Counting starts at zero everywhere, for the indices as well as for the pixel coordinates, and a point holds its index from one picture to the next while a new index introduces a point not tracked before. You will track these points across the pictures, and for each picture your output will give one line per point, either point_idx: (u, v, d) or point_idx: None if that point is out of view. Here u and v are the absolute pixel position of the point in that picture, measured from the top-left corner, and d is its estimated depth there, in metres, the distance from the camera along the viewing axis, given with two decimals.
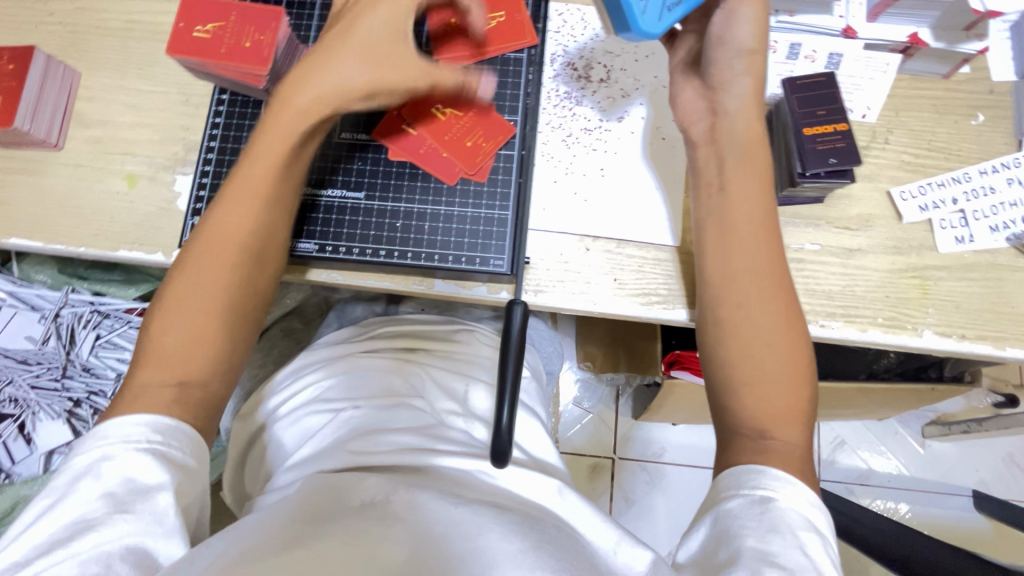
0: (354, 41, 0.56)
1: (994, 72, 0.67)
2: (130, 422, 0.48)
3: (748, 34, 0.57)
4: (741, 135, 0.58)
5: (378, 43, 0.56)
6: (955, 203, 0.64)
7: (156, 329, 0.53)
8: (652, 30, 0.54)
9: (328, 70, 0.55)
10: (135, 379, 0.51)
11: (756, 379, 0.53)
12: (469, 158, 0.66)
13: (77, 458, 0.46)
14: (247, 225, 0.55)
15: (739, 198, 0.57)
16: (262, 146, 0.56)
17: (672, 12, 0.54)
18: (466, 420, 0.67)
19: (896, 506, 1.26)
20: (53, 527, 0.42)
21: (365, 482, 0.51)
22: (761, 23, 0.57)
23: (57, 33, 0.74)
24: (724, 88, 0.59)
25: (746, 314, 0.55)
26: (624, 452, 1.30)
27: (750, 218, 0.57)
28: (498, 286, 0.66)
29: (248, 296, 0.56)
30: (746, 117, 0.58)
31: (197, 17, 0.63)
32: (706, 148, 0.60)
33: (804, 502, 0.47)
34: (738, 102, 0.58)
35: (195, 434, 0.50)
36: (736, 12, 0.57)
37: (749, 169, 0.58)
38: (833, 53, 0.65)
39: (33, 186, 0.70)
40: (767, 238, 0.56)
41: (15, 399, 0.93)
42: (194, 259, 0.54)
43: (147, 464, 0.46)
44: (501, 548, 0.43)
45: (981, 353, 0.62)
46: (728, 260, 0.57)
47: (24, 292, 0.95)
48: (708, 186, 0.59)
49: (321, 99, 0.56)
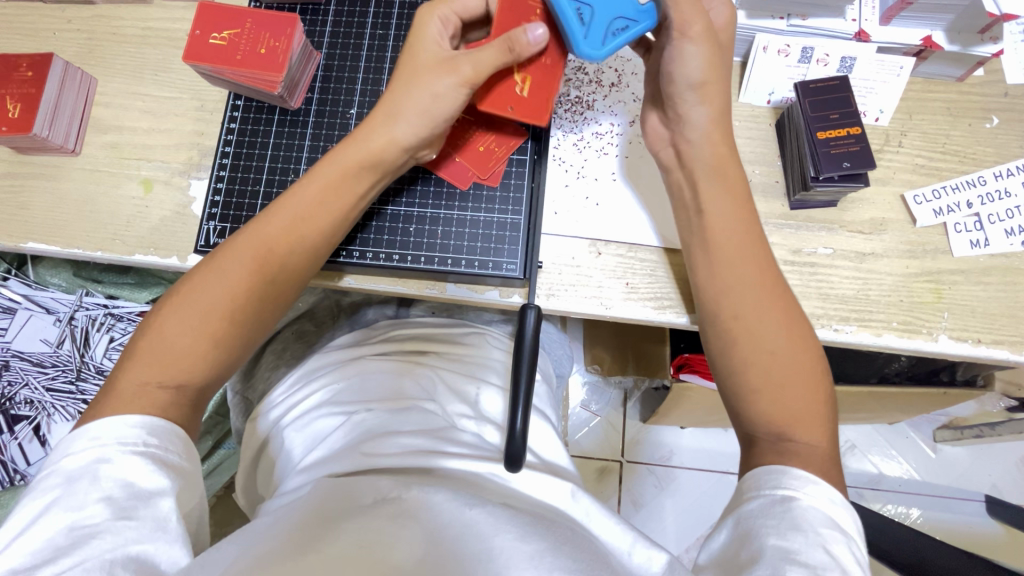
0: (416, 66, 0.58)
1: (1009, 74, 0.66)
2: (126, 423, 0.48)
3: (696, 69, 0.56)
4: (707, 159, 0.58)
5: (437, 62, 0.58)
6: (970, 206, 0.63)
7: (160, 323, 0.53)
8: (593, 54, 0.57)
9: (397, 95, 0.58)
10: (127, 379, 0.51)
11: (767, 384, 0.53)
12: (477, 163, 0.66)
13: (66, 461, 0.46)
14: (284, 239, 0.56)
15: (715, 219, 0.57)
16: (319, 167, 0.59)
17: (616, 36, 0.57)
18: (476, 422, 0.68)
19: (908, 511, 1.25)
20: (51, 532, 0.42)
21: (378, 482, 0.51)
22: (711, 57, 0.56)
23: (74, 40, 0.75)
24: (682, 121, 0.59)
25: (744, 325, 0.54)
26: (632, 455, 1.30)
27: (727, 238, 0.57)
28: (510, 290, 0.66)
29: (255, 314, 0.55)
30: (710, 141, 0.58)
31: (212, 25, 0.64)
32: (677, 171, 0.61)
33: (826, 501, 0.47)
34: (697, 132, 0.58)
35: (186, 436, 0.51)
36: (682, 49, 0.56)
37: (721, 191, 0.57)
38: (845, 57, 0.64)
39: (50, 191, 0.71)
40: (748, 257, 0.56)
41: (30, 401, 0.94)
42: (220, 263, 0.55)
43: (142, 468, 0.46)
44: (516, 549, 0.43)
45: (997, 357, 0.61)
46: (708, 276, 0.57)
47: (39, 296, 0.97)
48: (685, 208, 0.60)
49: (375, 122, 0.58)
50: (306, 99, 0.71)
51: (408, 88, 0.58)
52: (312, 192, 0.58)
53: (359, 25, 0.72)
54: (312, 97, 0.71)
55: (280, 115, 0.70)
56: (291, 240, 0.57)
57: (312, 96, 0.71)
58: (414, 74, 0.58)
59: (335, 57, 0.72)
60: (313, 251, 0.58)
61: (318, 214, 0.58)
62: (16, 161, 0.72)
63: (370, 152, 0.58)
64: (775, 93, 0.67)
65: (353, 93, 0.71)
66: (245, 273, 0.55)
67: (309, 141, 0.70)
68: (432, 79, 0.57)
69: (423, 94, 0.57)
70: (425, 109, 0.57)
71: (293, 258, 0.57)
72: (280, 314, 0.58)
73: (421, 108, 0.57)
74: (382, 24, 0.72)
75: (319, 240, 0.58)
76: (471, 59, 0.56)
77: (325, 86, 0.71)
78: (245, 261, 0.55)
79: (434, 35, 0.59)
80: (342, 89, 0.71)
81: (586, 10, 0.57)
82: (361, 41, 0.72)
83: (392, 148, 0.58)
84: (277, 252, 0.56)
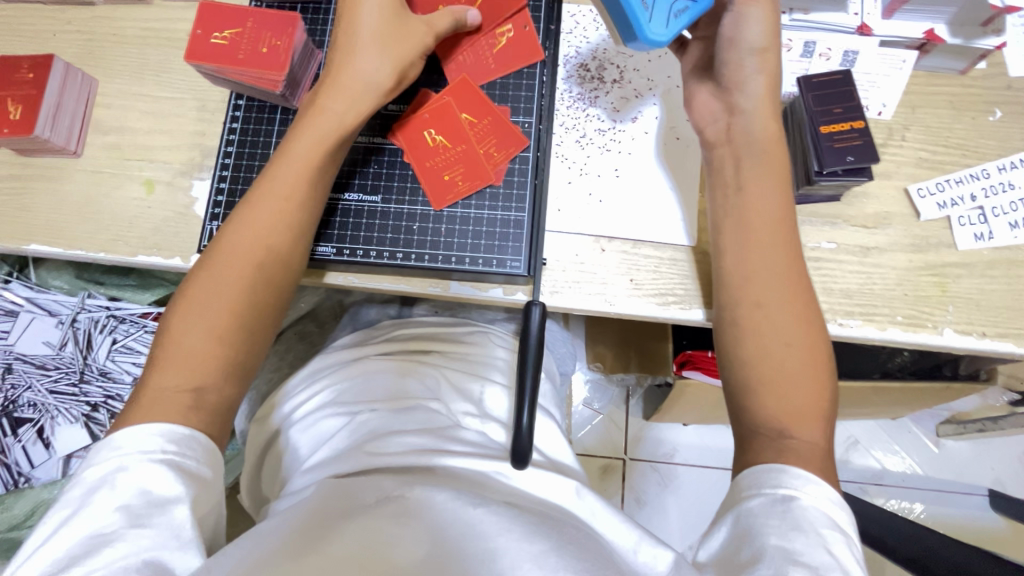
0: (365, 32, 0.60)
1: (1011, 68, 0.66)
2: (146, 431, 0.48)
3: (761, 33, 0.56)
4: (759, 136, 0.58)
5: (387, 21, 0.60)
6: (974, 199, 0.63)
7: (172, 327, 0.53)
8: (660, 38, 0.54)
9: (350, 63, 0.60)
10: (153, 384, 0.51)
11: (774, 377, 0.53)
12: (458, 182, 0.66)
13: (90, 470, 0.46)
14: (272, 220, 0.56)
15: (757, 199, 0.57)
16: (293, 142, 0.58)
17: (678, 18, 0.54)
18: (481, 420, 0.67)
19: (912, 506, 1.25)
20: (70, 543, 0.42)
21: (380, 482, 0.52)
22: (773, 20, 0.56)
23: (74, 42, 0.75)
24: (738, 88, 0.58)
25: (765, 315, 0.54)
26: (635, 453, 1.30)
27: (769, 221, 0.56)
28: (513, 288, 0.66)
29: (261, 301, 0.55)
30: (764, 117, 0.58)
31: (213, 24, 0.64)
32: (722, 147, 0.60)
33: (826, 501, 0.47)
34: (753, 102, 0.58)
35: (210, 444, 0.50)
36: (745, 14, 0.56)
37: (764, 169, 0.57)
38: (848, 50, 0.65)
39: (52, 192, 0.71)
40: (785, 241, 0.56)
41: (33, 404, 0.95)
42: (216, 258, 0.55)
43: (162, 476, 0.46)
44: (522, 549, 0.43)
45: (1002, 351, 0.61)
46: (740, 260, 0.57)
47: (42, 299, 0.96)
48: (725, 187, 0.59)
49: (340, 91, 0.60)
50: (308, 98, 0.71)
51: (364, 51, 0.60)
52: (288, 168, 0.58)
53: None
54: None
55: (282, 114, 0.70)
56: (277, 220, 0.56)
57: None
58: (358, 44, 0.60)
59: None
60: (300, 227, 0.58)
61: (297, 188, 0.57)
62: (18, 164, 0.72)
63: (340, 118, 0.59)
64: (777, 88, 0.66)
65: None
66: (245, 263, 0.55)
67: None
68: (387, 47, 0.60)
69: (383, 63, 0.60)
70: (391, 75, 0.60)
71: (287, 238, 0.57)
72: (281, 314, 0.58)
73: (382, 70, 0.60)
74: None
75: (305, 216, 0.58)
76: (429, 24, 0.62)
77: None
78: (242, 250, 0.55)
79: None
80: None
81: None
82: None
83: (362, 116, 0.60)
84: (270, 236, 0.56)
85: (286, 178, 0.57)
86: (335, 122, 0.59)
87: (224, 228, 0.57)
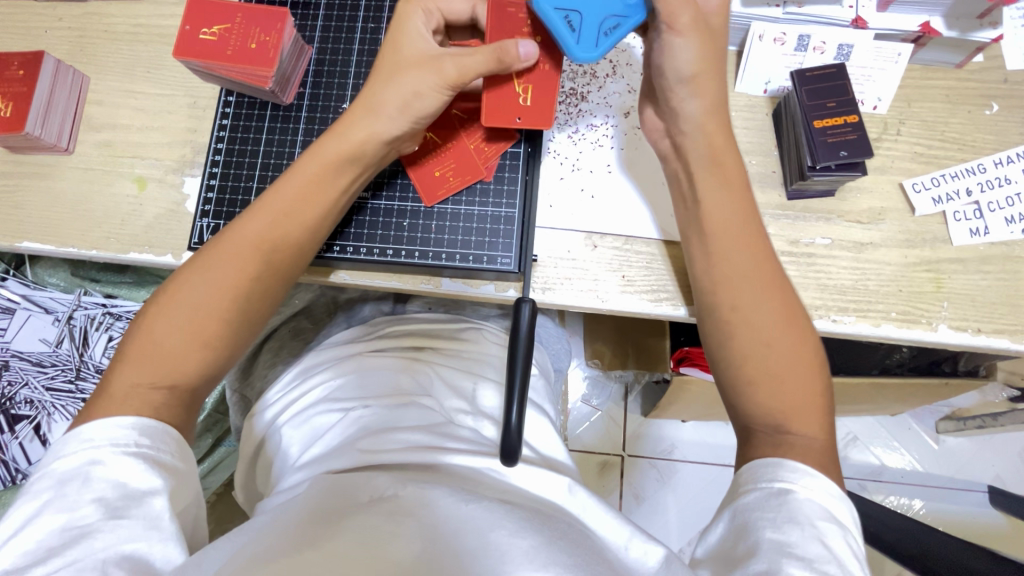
0: (394, 61, 0.58)
1: (1008, 60, 0.66)
2: (118, 425, 0.47)
3: (688, 62, 0.55)
4: (704, 153, 0.57)
5: (417, 57, 0.57)
6: (970, 194, 0.63)
7: (148, 324, 0.53)
8: (587, 57, 0.54)
9: (377, 90, 0.58)
10: (120, 380, 0.51)
11: (763, 375, 0.52)
12: (449, 177, 0.66)
13: (57, 463, 0.46)
14: (270, 235, 0.56)
15: (715, 210, 0.56)
16: (304, 160, 0.58)
17: (609, 36, 0.54)
18: (475, 418, 0.67)
19: (911, 502, 1.25)
20: (43, 534, 0.42)
21: (375, 479, 0.51)
22: (704, 49, 0.54)
23: (65, 38, 0.75)
24: (676, 114, 0.58)
25: (744, 318, 0.54)
26: (634, 449, 1.30)
27: (729, 228, 0.56)
28: (505, 284, 0.65)
29: (247, 311, 0.55)
30: (707, 133, 0.57)
31: (202, 19, 0.64)
32: (676, 161, 0.60)
33: (823, 494, 0.47)
34: (693, 124, 0.57)
35: (179, 436, 0.50)
36: (670, 43, 0.54)
37: (718, 181, 0.57)
38: (843, 44, 0.63)
39: (44, 190, 0.70)
40: (751, 247, 0.55)
41: (30, 401, 0.94)
42: (207, 262, 0.55)
43: (135, 469, 0.46)
44: (514, 544, 0.43)
45: (997, 346, 0.61)
46: (711, 266, 0.56)
47: (38, 296, 0.97)
48: (682, 200, 0.59)
49: (354, 115, 0.58)
50: (298, 95, 0.70)
51: (389, 84, 0.57)
52: (296, 184, 0.57)
53: (350, 18, 0.72)
54: (304, 92, 0.70)
55: (272, 111, 0.70)
56: (275, 234, 0.56)
57: (304, 91, 0.70)
58: (394, 71, 0.57)
59: (327, 52, 0.71)
60: (298, 244, 0.57)
61: (304, 206, 0.57)
62: (10, 161, 0.72)
63: (351, 142, 0.57)
64: (771, 82, 0.66)
65: (344, 88, 0.70)
66: (236, 271, 0.54)
67: (301, 137, 0.69)
68: (413, 74, 0.56)
69: (404, 90, 0.56)
70: (407, 104, 0.57)
71: (280, 255, 0.56)
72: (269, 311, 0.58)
73: (404, 102, 0.57)
74: (373, 17, 0.72)
75: (307, 234, 0.58)
76: (454, 60, 0.55)
77: (317, 81, 0.71)
78: (234, 257, 0.55)
79: (415, 29, 0.59)
80: (334, 83, 0.70)
81: (575, 14, 0.54)
82: (353, 35, 0.71)
83: (375, 141, 0.58)
84: (269, 249, 0.56)
85: (289, 194, 0.57)
86: (345, 143, 0.58)
87: (223, 232, 0.57)
